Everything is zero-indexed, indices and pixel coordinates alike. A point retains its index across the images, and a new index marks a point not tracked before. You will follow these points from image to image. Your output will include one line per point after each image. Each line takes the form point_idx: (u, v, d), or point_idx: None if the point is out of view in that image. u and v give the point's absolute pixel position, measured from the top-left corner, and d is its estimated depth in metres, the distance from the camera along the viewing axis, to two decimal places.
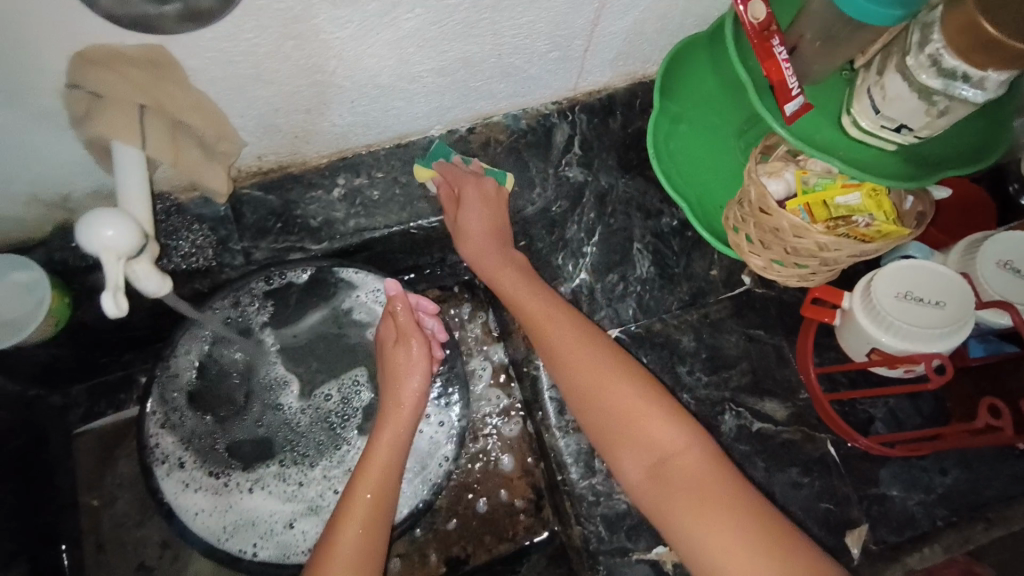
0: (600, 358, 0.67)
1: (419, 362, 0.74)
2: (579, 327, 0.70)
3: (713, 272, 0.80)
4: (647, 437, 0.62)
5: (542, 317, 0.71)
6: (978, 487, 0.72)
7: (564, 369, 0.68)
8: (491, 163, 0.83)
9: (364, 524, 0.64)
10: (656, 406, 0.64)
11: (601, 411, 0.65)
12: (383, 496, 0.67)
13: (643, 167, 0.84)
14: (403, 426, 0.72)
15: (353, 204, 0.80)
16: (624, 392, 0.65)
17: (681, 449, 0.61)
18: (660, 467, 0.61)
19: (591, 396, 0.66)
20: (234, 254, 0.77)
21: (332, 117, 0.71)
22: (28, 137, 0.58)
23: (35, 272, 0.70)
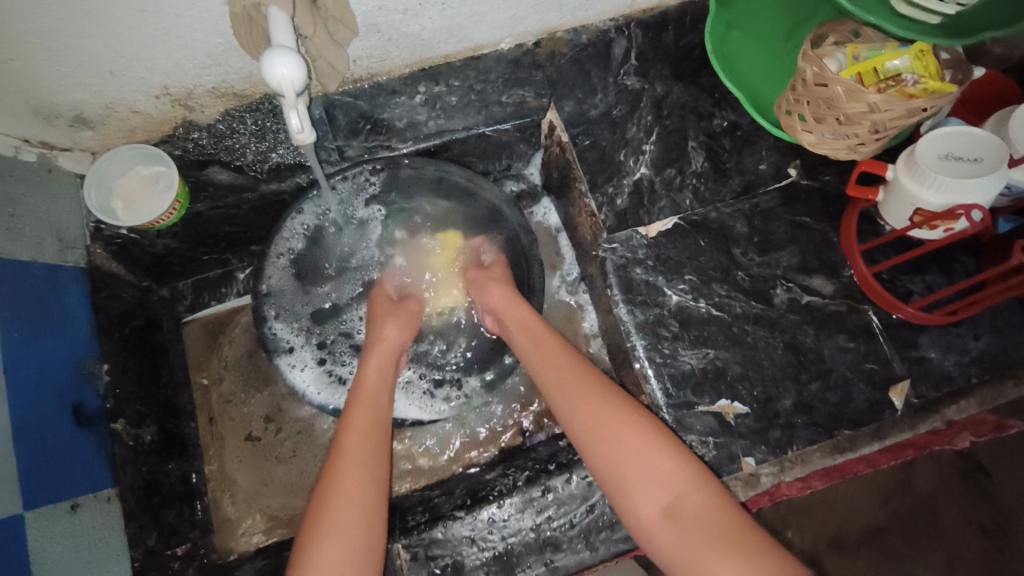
0: (615, 403, 0.70)
1: (404, 315, 0.84)
2: (599, 384, 0.72)
3: (762, 167, 0.88)
4: (661, 474, 0.64)
5: (554, 367, 0.75)
6: (1009, 349, 0.79)
7: (580, 416, 0.70)
8: (557, 74, 0.91)
9: (367, 440, 0.70)
10: (663, 445, 0.66)
11: (612, 459, 0.66)
12: (377, 411, 0.73)
13: (695, 75, 0.91)
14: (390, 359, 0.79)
15: (433, 108, 0.88)
16: (637, 441, 0.66)
17: (691, 488, 0.64)
18: (674, 506, 0.63)
19: (607, 439, 0.67)
20: (329, 151, 0.87)
21: (420, 20, 0.78)
22: (174, 26, 0.65)
23: (166, 162, 0.79)
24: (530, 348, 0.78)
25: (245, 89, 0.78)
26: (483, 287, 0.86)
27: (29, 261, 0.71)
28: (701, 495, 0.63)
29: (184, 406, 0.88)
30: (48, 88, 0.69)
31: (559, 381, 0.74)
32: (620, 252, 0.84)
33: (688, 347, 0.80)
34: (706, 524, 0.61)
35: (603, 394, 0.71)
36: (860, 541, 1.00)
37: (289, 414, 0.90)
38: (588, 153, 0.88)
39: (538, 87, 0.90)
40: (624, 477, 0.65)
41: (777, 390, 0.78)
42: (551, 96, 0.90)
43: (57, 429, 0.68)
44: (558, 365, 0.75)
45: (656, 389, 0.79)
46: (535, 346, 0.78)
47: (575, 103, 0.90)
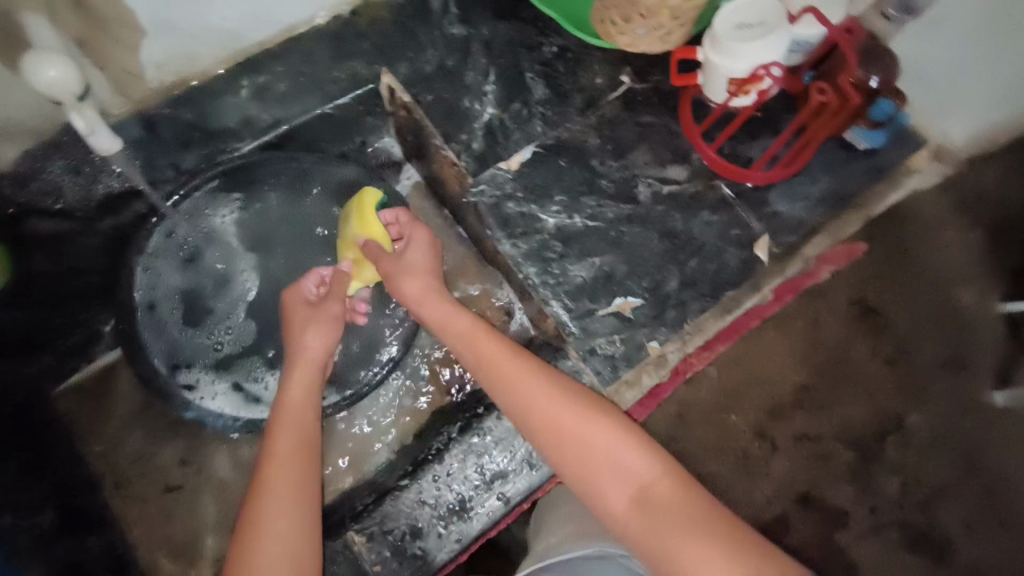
0: (570, 395, 0.67)
1: (322, 323, 0.74)
2: (553, 381, 0.69)
3: (598, 81, 0.92)
4: (626, 467, 0.63)
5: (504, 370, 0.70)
6: (842, 185, 0.89)
7: (538, 412, 0.67)
8: (381, 38, 0.89)
9: (286, 500, 0.63)
10: (626, 437, 0.64)
11: (577, 452, 0.64)
12: (293, 472, 0.65)
13: (516, 10, 0.94)
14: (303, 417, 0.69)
15: (264, 101, 0.85)
16: (600, 436, 0.64)
17: (657, 474, 0.62)
18: (642, 496, 0.61)
19: (568, 437, 0.65)
20: (164, 170, 0.83)
21: (223, 11, 0.75)
22: None
23: None
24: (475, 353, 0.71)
25: (45, 123, 0.71)
26: (403, 267, 0.76)
27: None
28: (670, 485, 0.61)
29: (84, 478, 0.80)
30: None
31: (516, 380, 0.69)
32: (489, 193, 0.86)
33: (575, 261, 0.84)
34: (674, 514, 0.59)
35: (560, 391, 0.68)
36: (793, 405, 1.20)
37: (206, 453, 0.85)
38: (434, 108, 0.88)
39: (367, 56, 0.89)
40: (592, 475, 0.63)
41: (662, 276, 0.84)
42: (382, 60, 0.89)
43: None
44: (509, 369, 0.70)
45: (557, 307, 0.82)
46: (477, 349, 0.72)
47: (408, 65, 0.89)
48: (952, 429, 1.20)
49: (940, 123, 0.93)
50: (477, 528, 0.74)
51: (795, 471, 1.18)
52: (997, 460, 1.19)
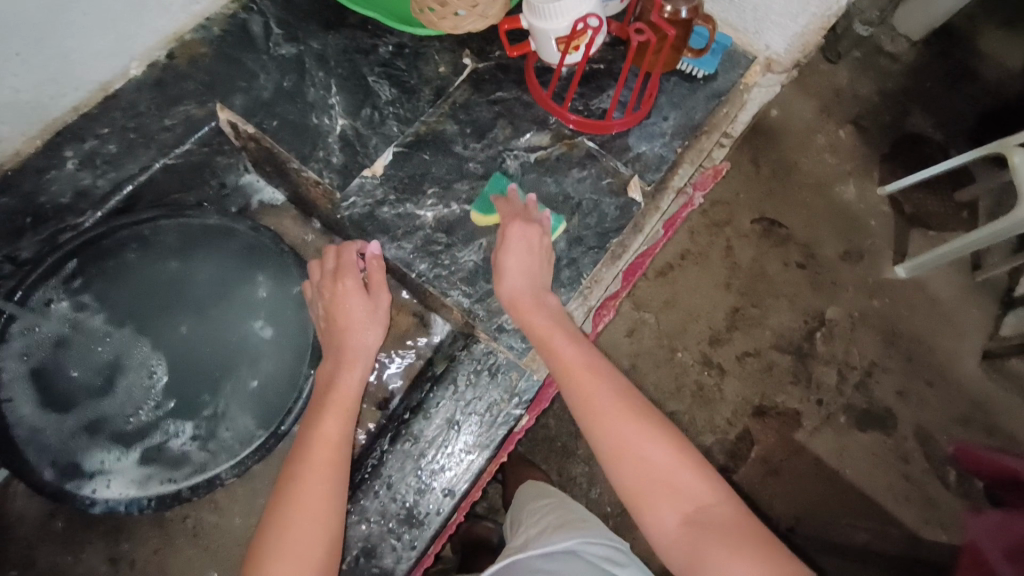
0: (645, 411, 0.67)
1: (374, 315, 0.77)
2: (628, 394, 0.69)
3: (440, 69, 0.93)
4: (680, 485, 0.63)
5: (584, 382, 0.69)
6: (691, 115, 0.94)
7: (613, 425, 0.66)
8: (208, 74, 0.86)
9: (324, 476, 0.66)
10: (682, 454, 0.65)
11: (641, 469, 0.64)
12: (331, 462, 0.67)
13: (341, 18, 0.93)
14: (346, 419, 0.71)
15: (96, 167, 0.81)
16: (657, 452, 0.64)
17: (709, 496, 0.63)
18: (696, 516, 0.61)
19: (632, 451, 0.65)
20: (1, 265, 0.78)
21: (12, 80, 0.69)
22: None
23: None
24: (556, 360, 0.71)
25: None
26: (508, 261, 0.77)
27: None
28: (721, 508, 0.62)
29: None
30: None
31: (594, 385, 0.69)
32: (361, 203, 0.85)
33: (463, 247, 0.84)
34: (726, 532, 0.60)
35: (632, 402, 0.68)
36: (729, 328, 1.28)
37: (138, 543, 0.78)
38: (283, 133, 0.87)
39: (197, 96, 0.85)
40: (650, 487, 0.63)
41: (549, 239, 0.86)
42: (213, 97, 0.85)
43: None
44: (592, 379, 0.69)
45: (457, 298, 0.81)
46: (552, 354, 0.72)
47: (243, 94, 0.86)
48: (870, 308, 1.31)
49: (758, 38, 1.01)
50: (431, 533, 0.75)
51: (743, 384, 1.25)
52: (942, 343, 1.30)
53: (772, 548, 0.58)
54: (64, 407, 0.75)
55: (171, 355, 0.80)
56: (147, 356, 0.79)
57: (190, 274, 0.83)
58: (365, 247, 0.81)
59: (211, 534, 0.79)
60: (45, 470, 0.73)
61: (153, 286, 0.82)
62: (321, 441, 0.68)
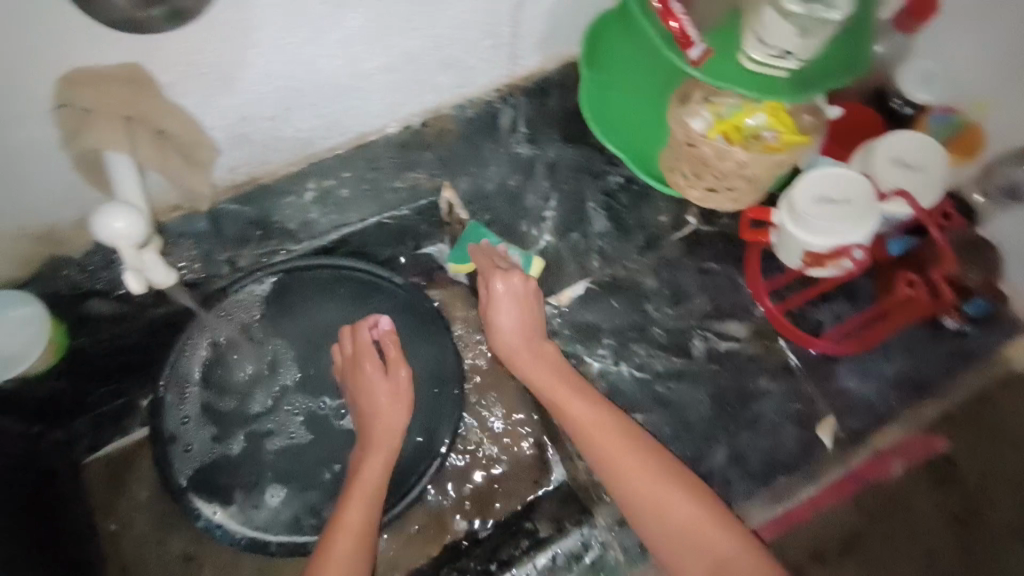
0: (678, 478, 0.69)
1: (398, 398, 0.78)
2: (636, 446, 0.70)
3: (661, 218, 0.89)
4: (707, 543, 0.65)
5: (601, 443, 0.70)
6: (920, 367, 0.81)
7: (622, 478, 0.69)
8: (446, 150, 0.90)
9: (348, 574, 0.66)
10: (704, 507, 0.67)
11: (666, 528, 0.66)
12: (355, 560, 0.67)
13: (585, 136, 0.93)
14: (369, 507, 0.71)
15: (326, 205, 0.87)
16: (683, 509, 0.67)
17: (737, 550, 0.64)
18: (694, 540, 0.65)
19: (652, 510, 0.67)
20: (220, 264, 0.84)
21: (298, 123, 0.77)
22: (16, 167, 0.61)
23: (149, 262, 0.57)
24: (582, 427, 0.72)
25: None
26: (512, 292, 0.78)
27: None
28: (747, 559, 0.64)
29: (93, 558, 0.80)
30: None
31: (601, 444, 0.70)
32: None
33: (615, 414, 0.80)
34: None
35: (647, 460, 0.70)
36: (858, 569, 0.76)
37: (212, 551, 0.82)
38: (491, 229, 0.88)
39: (431, 168, 0.90)
40: (675, 540, 0.66)
41: (709, 444, 0.78)
42: (445, 174, 0.90)
43: None
44: (598, 440, 0.71)
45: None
46: (568, 413, 0.73)
47: (469, 180, 0.90)
48: None
49: None
50: None
51: None
52: None
53: None
54: (215, 418, 0.81)
55: (319, 402, 0.83)
56: (297, 396, 0.83)
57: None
58: (379, 322, 0.83)
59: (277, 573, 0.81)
60: (180, 471, 0.79)
61: (327, 328, 0.86)
62: (343, 536, 0.69)
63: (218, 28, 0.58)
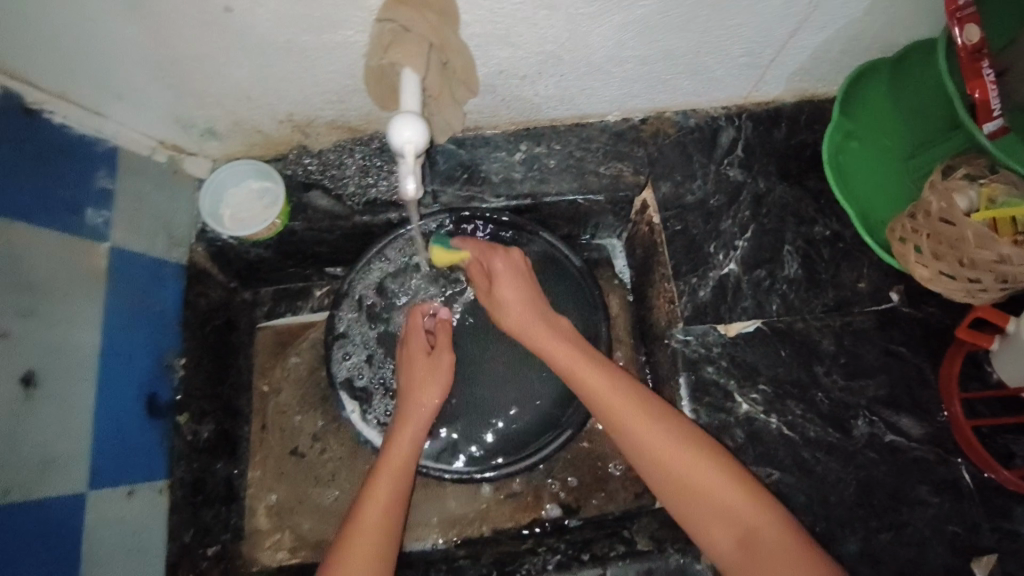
0: (719, 462, 0.66)
1: (436, 373, 0.79)
2: (677, 422, 0.69)
3: (860, 285, 0.84)
4: (739, 518, 0.63)
5: (646, 433, 0.69)
6: None
7: (659, 448, 0.68)
8: (658, 152, 0.91)
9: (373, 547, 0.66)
10: (738, 481, 0.65)
11: (703, 505, 0.65)
12: (382, 528, 0.68)
13: (801, 178, 0.89)
14: (400, 482, 0.72)
15: (530, 168, 0.90)
16: (722, 491, 0.64)
17: (768, 523, 0.62)
18: (751, 544, 0.62)
19: (688, 493, 0.66)
20: (424, 194, 0.88)
21: (538, 88, 0.81)
22: (315, 60, 0.69)
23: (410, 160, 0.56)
24: (616, 407, 0.71)
25: (360, 125, 0.82)
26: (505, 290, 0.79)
27: (140, 252, 0.76)
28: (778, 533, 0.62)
29: (242, 407, 0.90)
30: (192, 103, 0.74)
31: (640, 414, 0.70)
32: (694, 345, 0.82)
33: (751, 463, 0.77)
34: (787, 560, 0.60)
35: (690, 446, 0.67)
36: None
37: (336, 440, 0.90)
38: (678, 240, 0.87)
39: (637, 164, 0.90)
40: (708, 517, 0.65)
41: (844, 527, 0.74)
42: (649, 174, 0.90)
43: (129, 419, 0.71)
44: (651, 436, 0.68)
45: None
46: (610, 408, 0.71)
47: (671, 186, 0.89)
48: None
49: None
50: None
51: None
52: None
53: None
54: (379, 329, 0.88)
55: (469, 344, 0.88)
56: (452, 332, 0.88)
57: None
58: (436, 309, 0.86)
59: None
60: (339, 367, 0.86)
61: None
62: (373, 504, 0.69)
63: None
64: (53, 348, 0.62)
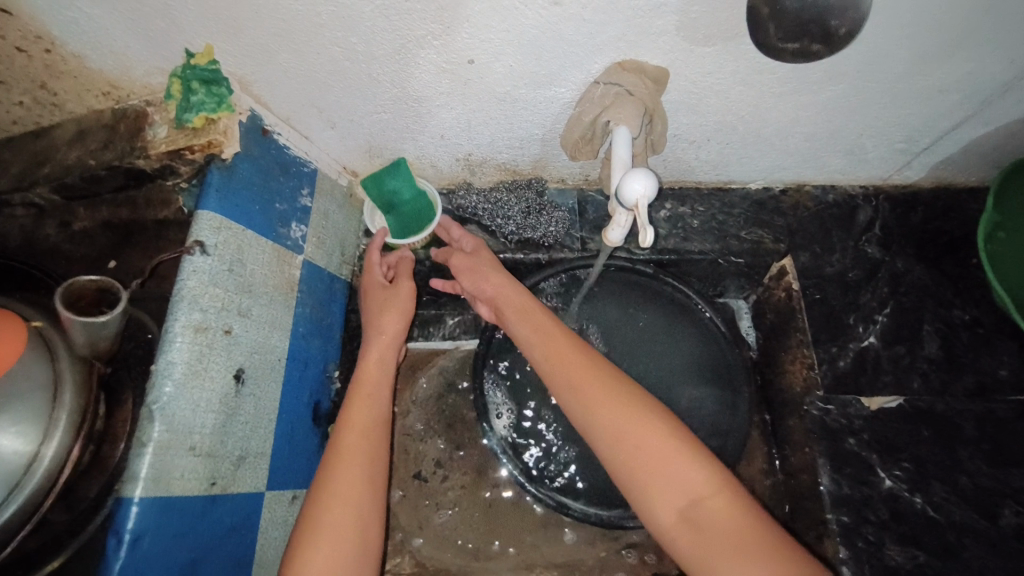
0: (656, 416, 0.64)
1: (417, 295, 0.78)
2: (615, 385, 0.67)
3: (1003, 373, 0.84)
4: (678, 476, 0.59)
5: (577, 373, 0.69)
6: None
7: (590, 413, 0.66)
8: (797, 222, 0.94)
9: (363, 445, 0.66)
10: (672, 438, 0.62)
11: (631, 459, 0.62)
12: (371, 421, 0.68)
13: (939, 261, 0.92)
14: (375, 383, 0.72)
15: (674, 226, 0.95)
16: (654, 445, 0.61)
17: (712, 492, 0.58)
18: (693, 515, 0.58)
19: (622, 444, 0.63)
20: (574, 240, 0.93)
21: (698, 152, 0.85)
22: (515, 110, 0.74)
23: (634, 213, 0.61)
24: (548, 352, 0.72)
25: (526, 170, 0.88)
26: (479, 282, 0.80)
27: (321, 268, 0.81)
28: (721, 503, 0.58)
29: None
30: (388, 137, 0.80)
31: (573, 376, 0.69)
32: (834, 415, 0.83)
33: (894, 541, 0.76)
34: (730, 532, 0.56)
35: (621, 395, 0.66)
36: None
37: (459, 468, 0.91)
38: (817, 308, 0.89)
39: (777, 232, 0.94)
40: (642, 473, 0.61)
41: None
42: (788, 243, 0.94)
43: (299, 422, 0.74)
44: (581, 379, 0.68)
45: (843, 553, 0.76)
46: (548, 350, 0.72)
47: (810, 256, 0.92)
48: None
49: None
50: None
51: None
52: None
53: (774, 546, 0.54)
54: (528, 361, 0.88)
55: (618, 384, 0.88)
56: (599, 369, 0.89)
57: (674, 347, 0.91)
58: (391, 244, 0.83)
59: (506, 514, 0.89)
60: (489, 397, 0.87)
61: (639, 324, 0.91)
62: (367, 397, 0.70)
63: (737, 65, 0.66)
64: (258, 349, 0.67)
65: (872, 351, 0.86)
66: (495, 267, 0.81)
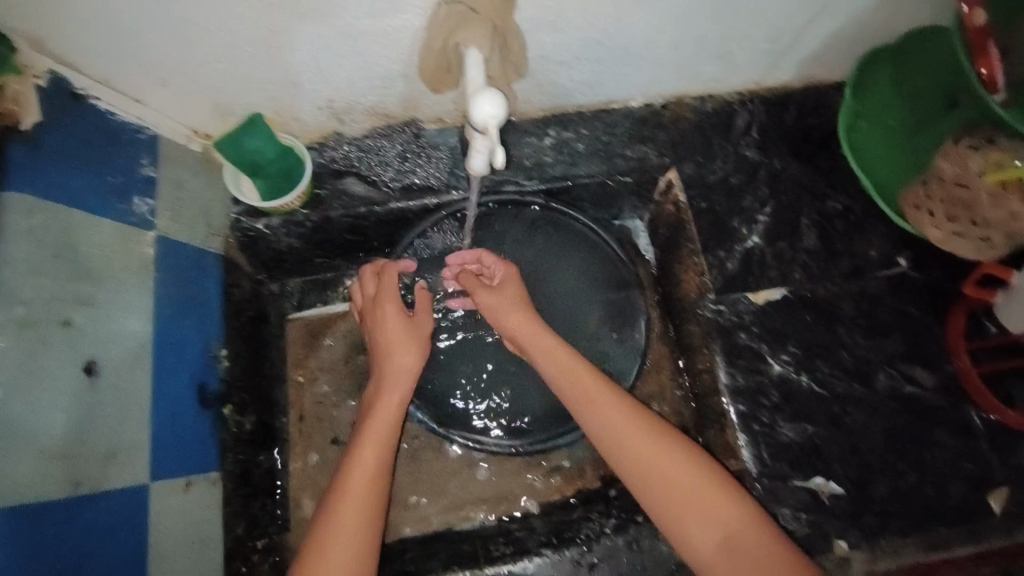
0: (682, 452, 0.70)
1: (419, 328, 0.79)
2: (630, 414, 0.73)
3: (872, 252, 0.91)
4: (711, 509, 0.66)
5: (603, 411, 0.74)
6: None
7: (629, 450, 0.71)
8: (680, 135, 0.95)
9: (362, 507, 0.67)
10: (701, 472, 0.68)
11: (667, 492, 0.68)
12: (372, 485, 0.69)
13: (812, 156, 0.95)
14: (384, 442, 0.72)
15: (560, 152, 0.92)
16: (691, 480, 0.68)
17: (734, 517, 0.66)
18: (733, 542, 0.64)
19: (654, 480, 0.69)
20: (460, 179, 0.88)
21: (571, 73, 0.83)
22: (365, 44, 0.69)
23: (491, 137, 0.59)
24: (570, 387, 0.76)
25: (398, 111, 0.83)
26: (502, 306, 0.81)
27: (184, 244, 0.75)
28: (739, 522, 0.65)
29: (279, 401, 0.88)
30: (234, 89, 0.73)
31: (601, 412, 0.74)
32: (726, 315, 0.87)
33: (787, 420, 0.83)
34: (759, 551, 0.63)
35: (650, 434, 0.71)
36: None
37: None
38: (704, 217, 0.92)
39: (661, 146, 0.95)
40: (675, 505, 0.67)
41: (874, 473, 0.80)
42: (673, 157, 0.95)
43: (184, 406, 0.71)
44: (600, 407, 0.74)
45: (743, 439, 0.82)
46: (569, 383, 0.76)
47: (695, 166, 0.94)
48: None
49: None
50: None
51: None
52: None
53: (789, 558, 0.63)
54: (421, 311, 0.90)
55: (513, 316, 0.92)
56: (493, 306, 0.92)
57: (569, 272, 0.94)
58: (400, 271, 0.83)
59: (433, 463, 0.90)
60: None
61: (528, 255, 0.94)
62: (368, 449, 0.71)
63: None
64: (113, 339, 0.62)
65: (757, 250, 0.90)
66: (518, 302, 0.81)
